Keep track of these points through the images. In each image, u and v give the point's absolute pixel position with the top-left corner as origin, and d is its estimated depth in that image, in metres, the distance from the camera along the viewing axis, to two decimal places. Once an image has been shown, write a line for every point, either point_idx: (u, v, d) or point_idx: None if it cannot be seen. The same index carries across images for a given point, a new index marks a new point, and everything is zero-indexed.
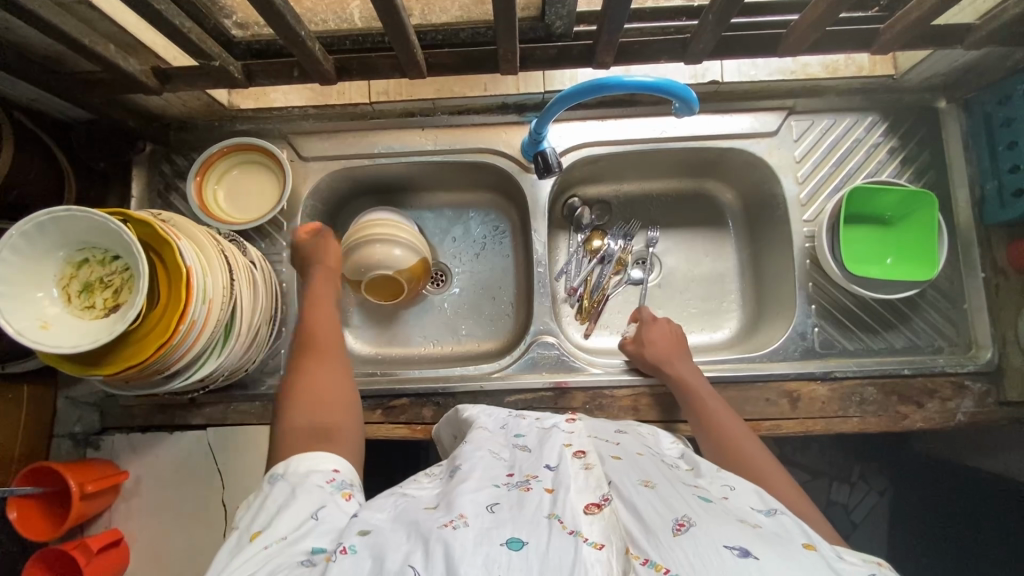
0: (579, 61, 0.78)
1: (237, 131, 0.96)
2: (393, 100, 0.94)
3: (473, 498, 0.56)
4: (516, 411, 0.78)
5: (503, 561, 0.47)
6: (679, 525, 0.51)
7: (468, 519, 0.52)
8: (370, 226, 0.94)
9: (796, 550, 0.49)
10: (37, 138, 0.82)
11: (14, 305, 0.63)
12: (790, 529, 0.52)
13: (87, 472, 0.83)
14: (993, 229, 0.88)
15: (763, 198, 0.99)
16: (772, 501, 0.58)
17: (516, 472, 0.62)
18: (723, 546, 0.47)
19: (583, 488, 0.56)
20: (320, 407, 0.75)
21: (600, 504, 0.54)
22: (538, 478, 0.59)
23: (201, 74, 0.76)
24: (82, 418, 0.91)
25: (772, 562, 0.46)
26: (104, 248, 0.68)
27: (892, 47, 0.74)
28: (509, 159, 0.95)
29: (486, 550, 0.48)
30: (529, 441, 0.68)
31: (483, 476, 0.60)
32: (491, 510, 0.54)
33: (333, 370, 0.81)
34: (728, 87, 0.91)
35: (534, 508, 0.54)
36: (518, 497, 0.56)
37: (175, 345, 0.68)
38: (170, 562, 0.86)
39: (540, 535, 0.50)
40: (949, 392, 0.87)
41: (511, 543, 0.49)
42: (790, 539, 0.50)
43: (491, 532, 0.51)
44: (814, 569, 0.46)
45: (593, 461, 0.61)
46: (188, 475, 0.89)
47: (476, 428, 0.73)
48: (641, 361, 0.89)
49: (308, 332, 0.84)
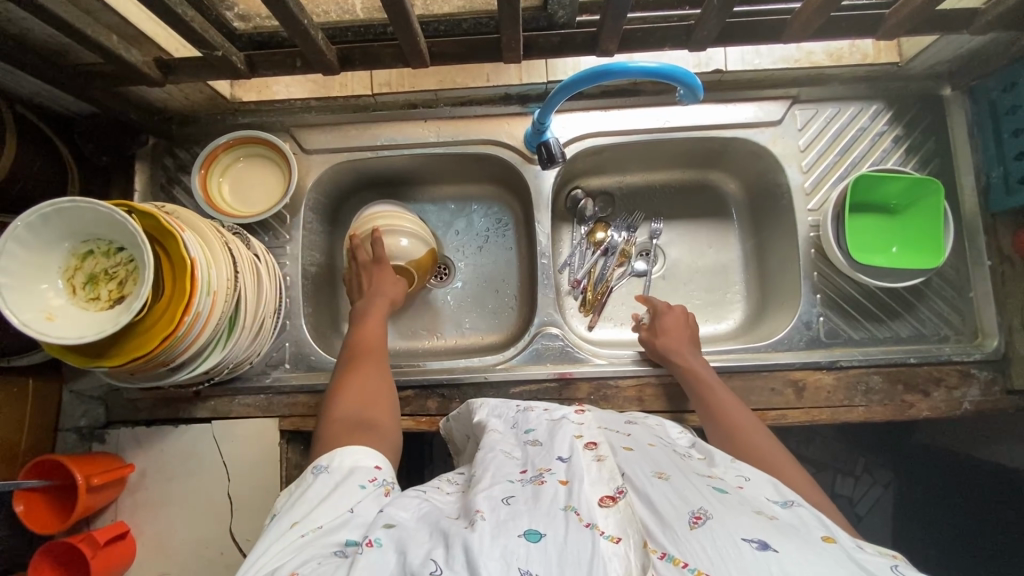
0: (583, 49, 0.77)
1: (239, 125, 0.96)
2: (395, 91, 0.94)
3: (489, 494, 0.57)
4: (523, 404, 0.78)
5: (522, 553, 0.48)
6: (695, 518, 0.50)
7: (484, 514, 0.53)
8: (376, 219, 0.95)
9: (814, 543, 0.48)
10: (39, 131, 0.81)
11: (20, 297, 0.63)
12: (808, 521, 0.52)
13: (94, 465, 0.83)
14: (999, 217, 0.88)
15: (767, 188, 0.98)
16: (788, 492, 0.57)
17: (529, 468, 0.62)
18: (741, 539, 0.47)
19: (597, 480, 0.57)
20: (365, 404, 0.77)
21: (614, 497, 0.54)
22: (551, 471, 0.60)
23: (204, 66, 0.75)
24: (87, 412, 0.91)
25: (792, 556, 0.45)
26: (109, 239, 0.68)
27: (897, 32, 0.74)
28: (512, 150, 0.95)
29: (504, 542, 0.49)
30: (539, 434, 0.68)
31: (497, 473, 0.61)
32: (507, 503, 0.55)
33: (378, 378, 0.82)
34: (731, 76, 0.91)
35: (550, 500, 0.54)
36: (533, 490, 0.57)
37: (181, 336, 0.68)
38: (177, 553, 0.87)
39: (558, 528, 0.50)
40: (955, 380, 0.86)
41: (529, 535, 0.50)
42: (809, 532, 0.50)
43: (508, 523, 0.51)
44: (837, 561, 0.46)
45: (605, 453, 0.61)
46: (195, 469, 0.89)
47: (486, 431, 0.73)
48: (651, 345, 0.90)
49: (359, 338, 0.87)
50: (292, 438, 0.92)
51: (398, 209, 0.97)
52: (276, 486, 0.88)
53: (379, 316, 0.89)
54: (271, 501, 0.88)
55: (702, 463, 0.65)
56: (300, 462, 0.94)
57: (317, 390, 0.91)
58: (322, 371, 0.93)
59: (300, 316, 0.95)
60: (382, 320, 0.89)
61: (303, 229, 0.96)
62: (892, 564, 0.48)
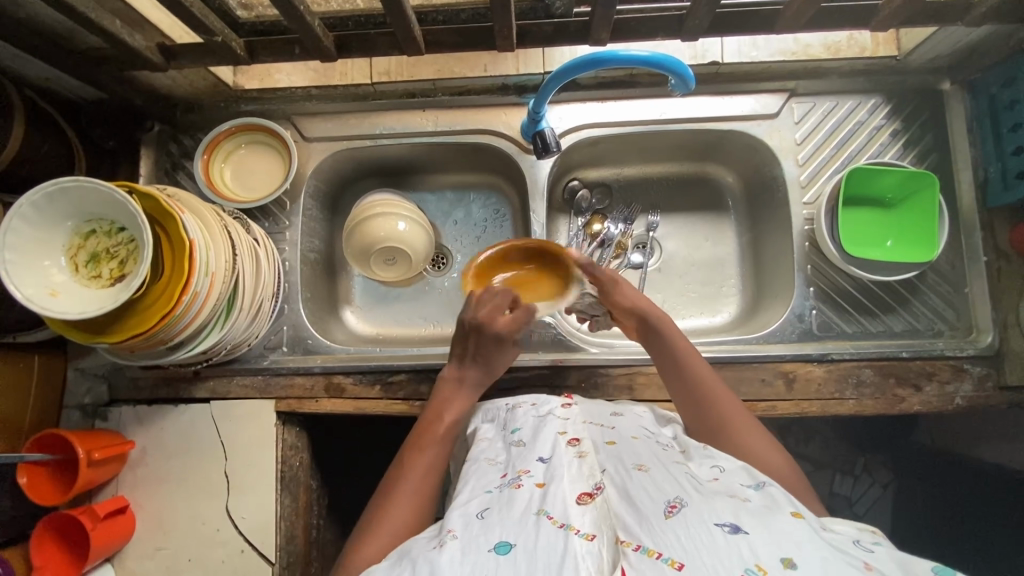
0: (577, 38, 0.78)
1: (242, 112, 0.98)
2: (394, 81, 0.95)
3: (464, 511, 0.57)
4: (512, 403, 0.79)
5: (492, 565, 0.49)
6: (671, 507, 0.52)
7: (457, 531, 0.53)
8: (387, 223, 0.95)
9: (783, 519, 0.49)
10: (47, 115, 0.84)
11: (24, 273, 0.65)
12: (777, 500, 0.53)
13: (95, 441, 0.85)
14: (995, 212, 0.88)
15: (764, 182, 0.98)
16: (761, 476, 0.58)
17: (509, 471, 0.63)
18: (714, 524, 0.48)
19: (576, 478, 0.58)
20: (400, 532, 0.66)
21: (592, 494, 0.56)
22: (529, 473, 0.61)
23: (206, 52, 0.77)
24: (90, 390, 0.94)
25: (762, 536, 0.46)
26: (111, 219, 0.70)
27: (890, 24, 0.74)
28: (509, 141, 0.96)
29: (475, 558, 0.50)
30: (524, 434, 0.69)
31: (476, 485, 0.62)
32: (480, 517, 0.55)
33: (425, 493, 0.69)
34: (728, 67, 0.91)
35: (523, 507, 0.55)
36: (509, 495, 0.58)
37: (179, 315, 0.70)
38: (174, 528, 0.89)
39: (528, 536, 0.50)
40: (947, 375, 0.86)
41: (499, 548, 0.50)
42: (778, 507, 0.51)
43: (479, 538, 0.52)
44: (803, 537, 0.47)
45: (587, 450, 0.63)
46: (193, 447, 0.91)
47: (476, 439, 0.74)
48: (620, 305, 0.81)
49: (432, 432, 0.74)
50: (288, 420, 0.94)
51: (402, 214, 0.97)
52: (271, 466, 0.90)
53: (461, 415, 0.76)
54: (267, 480, 0.90)
55: (679, 455, 0.65)
56: (297, 445, 0.95)
57: (313, 372, 0.93)
58: (319, 354, 0.95)
59: (298, 301, 0.96)
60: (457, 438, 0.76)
61: (302, 215, 0.98)
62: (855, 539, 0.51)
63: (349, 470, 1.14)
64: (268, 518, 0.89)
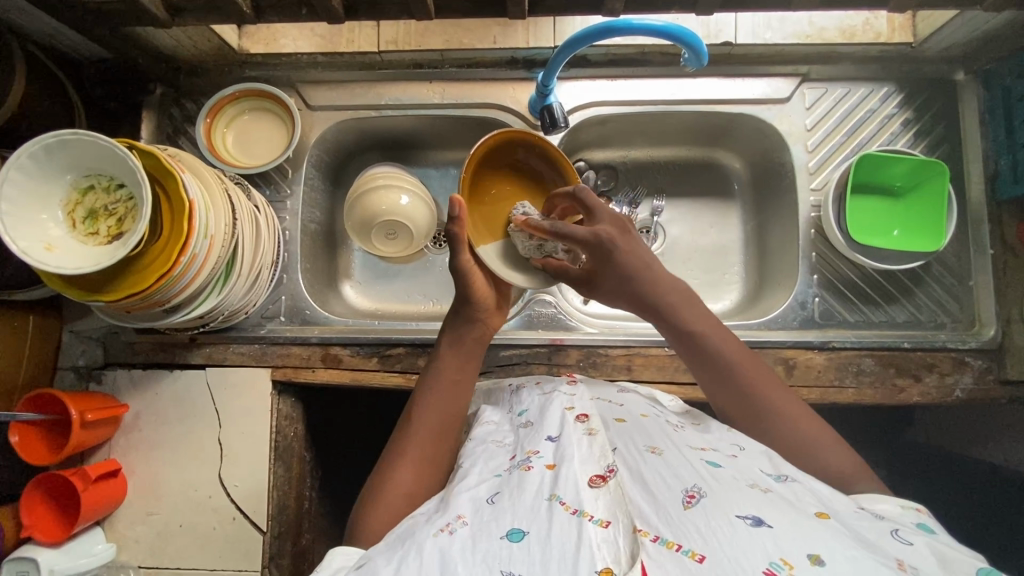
0: (590, 8, 0.77)
1: (246, 77, 0.96)
2: (400, 49, 0.93)
3: (473, 495, 0.57)
4: (515, 384, 0.79)
5: (505, 554, 0.48)
6: (689, 497, 0.50)
7: (467, 518, 0.53)
8: (381, 198, 0.94)
9: (810, 519, 0.48)
10: (48, 71, 0.83)
11: (20, 226, 0.64)
12: (802, 497, 0.52)
13: (88, 402, 0.84)
14: (1005, 206, 0.87)
15: (772, 168, 0.98)
16: (782, 467, 0.57)
17: (518, 453, 0.62)
18: (735, 516, 0.47)
19: (587, 459, 0.57)
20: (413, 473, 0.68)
21: (605, 477, 0.54)
22: (539, 454, 0.59)
23: (211, 10, 0.76)
24: (86, 352, 0.93)
25: (785, 530, 0.46)
26: (110, 175, 0.69)
27: (907, 5, 0.73)
28: (515, 116, 0.94)
29: (487, 547, 0.49)
30: (530, 415, 0.68)
31: (485, 468, 0.61)
32: (491, 502, 0.55)
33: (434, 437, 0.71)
34: (741, 48, 0.90)
35: (534, 491, 0.54)
36: (519, 477, 0.57)
37: (177, 276, 0.69)
38: (165, 493, 0.89)
39: (542, 523, 0.49)
40: (948, 366, 0.85)
41: (511, 535, 0.49)
42: (803, 506, 0.50)
43: (491, 525, 0.51)
44: (825, 533, 0.46)
45: (596, 427, 0.62)
46: (187, 413, 0.90)
47: (479, 420, 0.73)
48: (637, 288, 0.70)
49: (439, 376, 0.74)
50: (284, 389, 0.93)
51: (393, 184, 0.95)
52: (263, 434, 0.89)
53: (470, 357, 0.76)
54: (258, 448, 0.89)
55: (694, 431, 0.65)
56: (292, 415, 0.94)
57: (311, 343, 0.92)
58: (317, 325, 0.95)
59: (297, 271, 0.96)
60: (464, 395, 0.74)
61: (304, 184, 0.97)
62: (892, 529, 0.51)
63: (343, 444, 1.14)
64: (258, 486, 0.88)
